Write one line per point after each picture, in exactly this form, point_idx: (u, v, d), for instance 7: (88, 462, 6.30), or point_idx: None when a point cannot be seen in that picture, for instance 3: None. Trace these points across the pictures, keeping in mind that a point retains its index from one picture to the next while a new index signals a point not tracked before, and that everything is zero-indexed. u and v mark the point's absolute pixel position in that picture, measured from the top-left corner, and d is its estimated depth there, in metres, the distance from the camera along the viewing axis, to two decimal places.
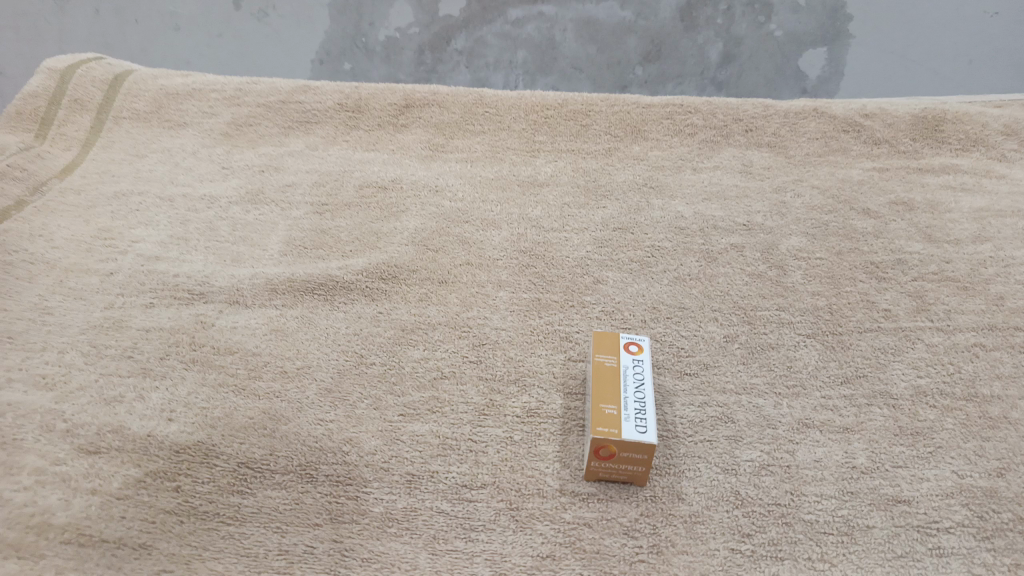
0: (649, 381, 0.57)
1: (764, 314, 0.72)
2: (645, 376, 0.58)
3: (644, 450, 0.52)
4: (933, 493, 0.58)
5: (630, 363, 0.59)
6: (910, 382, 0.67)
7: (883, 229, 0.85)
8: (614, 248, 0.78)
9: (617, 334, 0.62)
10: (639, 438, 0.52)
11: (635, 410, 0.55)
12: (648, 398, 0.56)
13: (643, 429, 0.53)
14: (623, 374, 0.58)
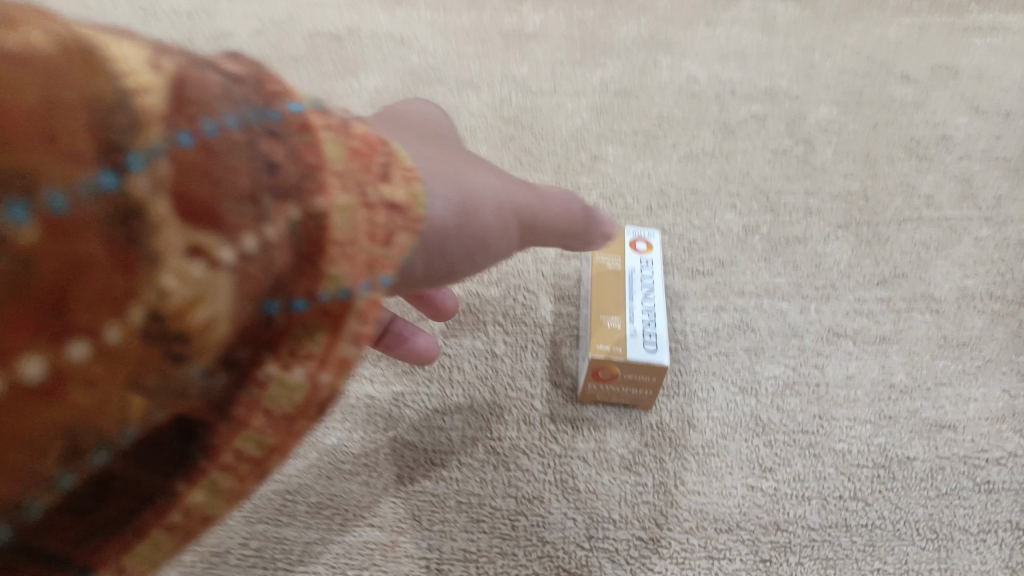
0: (660, 292, 0.47)
1: (790, 200, 0.61)
2: (654, 283, 0.48)
3: (653, 373, 0.43)
4: (981, 417, 0.49)
5: (638, 265, 0.49)
6: (956, 284, 0.57)
7: (925, 97, 0.72)
8: (614, 118, 0.66)
9: (624, 230, 0.51)
10: (648, 358, 0.43)
11: (642, 323, 0.45)
12: (658, 309, 0.46)
13: (652, 347, 0.44)
14: (629, 279, 0.48)
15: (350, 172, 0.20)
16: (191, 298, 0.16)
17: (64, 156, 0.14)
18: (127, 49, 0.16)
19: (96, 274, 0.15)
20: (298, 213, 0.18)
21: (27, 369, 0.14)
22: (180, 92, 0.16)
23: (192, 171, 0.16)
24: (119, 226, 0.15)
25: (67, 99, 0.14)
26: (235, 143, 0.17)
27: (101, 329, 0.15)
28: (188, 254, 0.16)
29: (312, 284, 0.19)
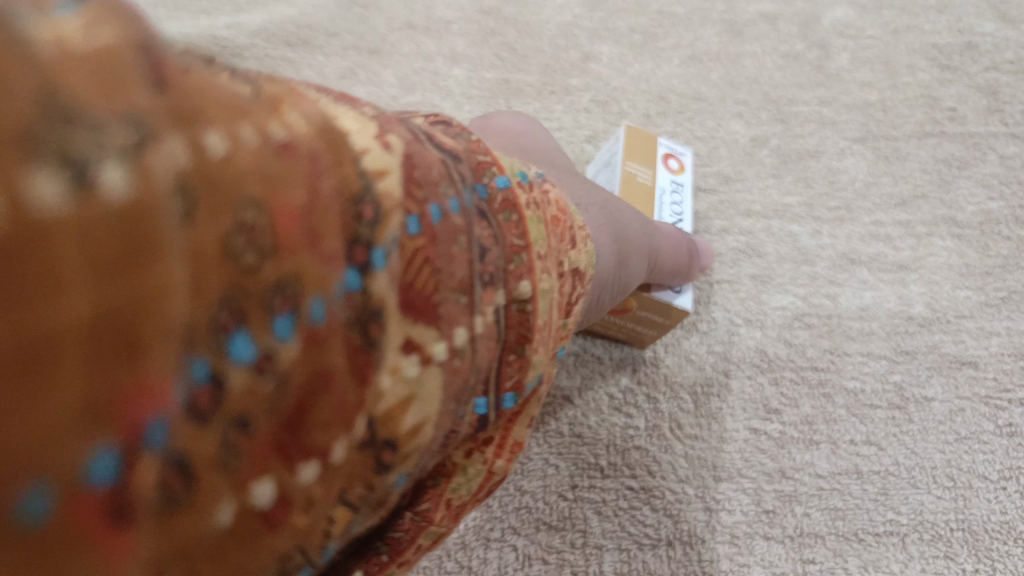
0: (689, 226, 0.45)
1: (802, 110, 0.55)
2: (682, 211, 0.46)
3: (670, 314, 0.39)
4: (1004, 353, 0.45)
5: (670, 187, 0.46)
6: (979, 207, 0.51)
7: (948, 1, 0.62)
8: (609, 12, 0.58)
9: (656, 138, 0.47)
10: (676, 303, 0.39)
11: None
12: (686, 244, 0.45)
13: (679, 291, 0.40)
14: (658, 200, 0.45)
15: (547, 249, 0.21)
16: (401, 399, 0.16)
17: (325, 252, 0.13)
18: (357, 130, 0.15)
19: (335, 391, 0.14)
20: (502, 299, 0.19)
21: (259, 494, 0.13)
22: (413, 177, 0.16)
23: (417, 265, 0.15)
24: (360, 334, 0.14)
25: (325, 189, 0.13)
26: (454, 228, 0.17)
27: (330, 449, 0.14)
28: (402, 353, 0.15)
29: (520, 378, 0.21)
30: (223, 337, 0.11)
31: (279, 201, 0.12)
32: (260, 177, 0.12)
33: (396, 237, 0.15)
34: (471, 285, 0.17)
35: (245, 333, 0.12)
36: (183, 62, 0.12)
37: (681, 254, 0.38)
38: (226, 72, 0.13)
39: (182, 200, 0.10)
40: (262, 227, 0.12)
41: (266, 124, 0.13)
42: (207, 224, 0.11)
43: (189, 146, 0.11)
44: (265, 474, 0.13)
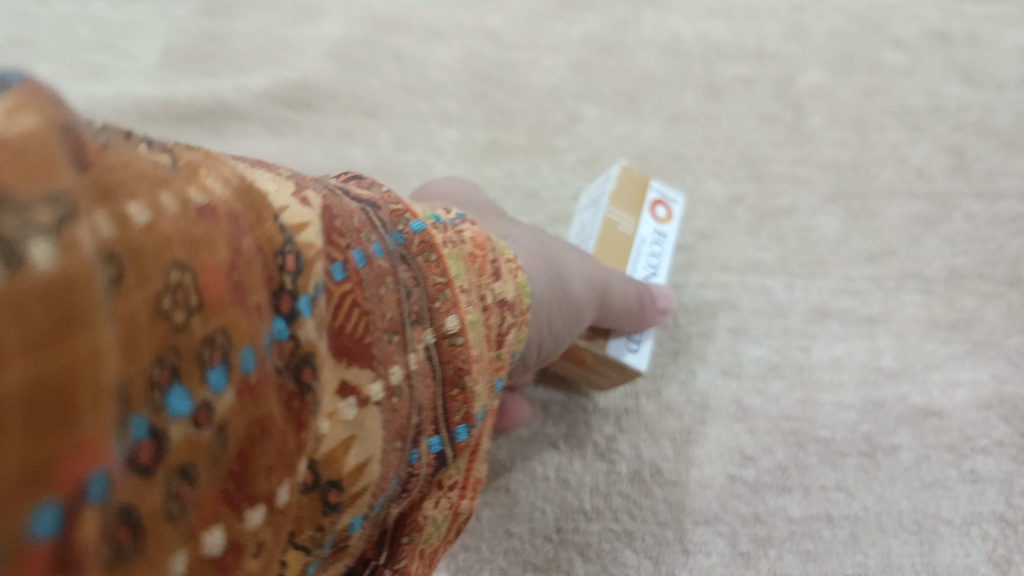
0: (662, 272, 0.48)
1: (777, 170, 0.58)
2: (659, 258, 0.49)
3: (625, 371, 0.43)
4: (970, 403, 0.47)
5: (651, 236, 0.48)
6: (945, 262, 0.54)
7: (916, 64, 0.63)
8: (594, 76, 0.62)
9: (649, 185, 0.49)
10: (629, 360, 0.43)
11: None
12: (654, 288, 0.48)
13: (634, 348, 0.44)
14: (636, 250, 0.48)
15: (468, 284, 0.27)
16: (343, 441, 0.21)
17: (259, 311, 0.17)
18: (284, 200, 0.20)
19: (277, 435, 0.18)
20: (430, 338, 0.25)
21: (210, 544, 0.17)
22: (337, 232, 0.22)
23: (347, 308, 0.21)
24: (298, 381, 0.19)
25: (255, 255, 0.18)
26: (378, 271, 0.23)
27: (274, 494, 0.18)
28: (339, 393, 0.21)
29: (469, 413, 0.27)
30: (163, 395, 0.15)
31: (205, 263, 0.16)
32: (183, 241, 0.15)
33: (323, 283, 0.20)
34: (401, 326, 0.23)
35: (182, 387, 0.15)
36: (103, 146, 0.14)
37: (632, 300, 0.42)
38: (144, 144, 0.16)
39: (112, 268, 0.13)
40: (189, 285, 0.15)
41: (187, 189, 0.16)
42: (136, 290, 0.14)
43: (114, 218, 0.14)
44: (216, 521, 0.17)
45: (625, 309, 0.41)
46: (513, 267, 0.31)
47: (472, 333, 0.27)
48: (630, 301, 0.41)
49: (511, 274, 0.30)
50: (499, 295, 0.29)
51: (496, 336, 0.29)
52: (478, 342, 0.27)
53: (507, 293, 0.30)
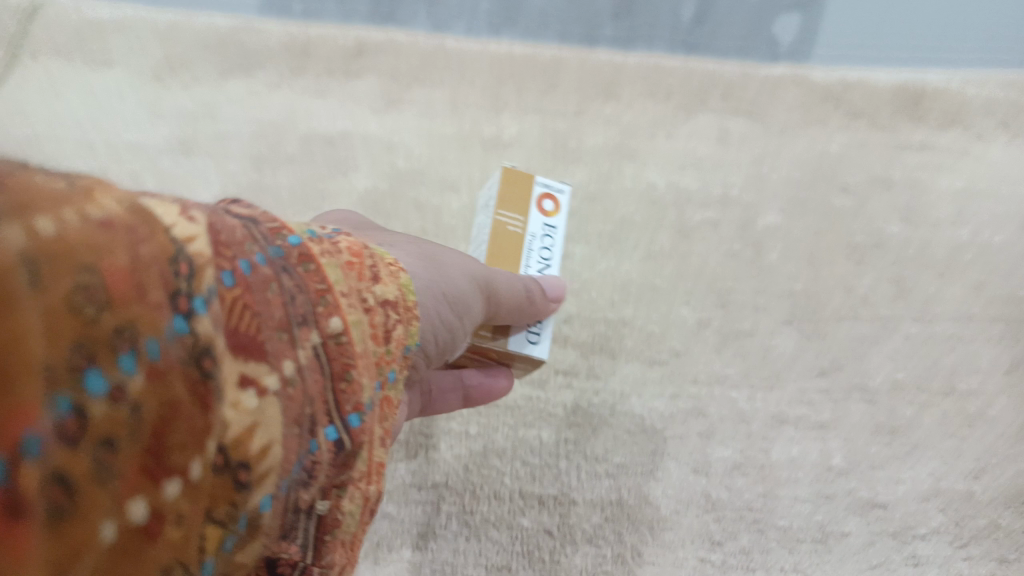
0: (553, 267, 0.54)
1: (739, 298, 0.67)
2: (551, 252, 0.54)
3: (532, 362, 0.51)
4: (911, 499, 0.57)
5: (540, 233, 0.53)
6: (888, 375, 0.63)
7: (862, 209, 0.78)
8: (581, 221, 0.74)
9: (535, 184, 0.53)
10: (530, 352, 0.50)
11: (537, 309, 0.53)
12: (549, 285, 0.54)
13: (536, 340, 0.51)
14: (527, 246, 0.53)
15: (346, 287, 0.31)
16: (246, 427, 0.22)
17: (157, 309, 0.20)
18: (162, 208, 0.22)
19: (184, 415, 0.20)
20: (316, 337, 0.28)
21: (136, 512, 0.19)
22: (221, 245, 0.24)
23: (240, 308, 0.23)
24: (201, 370, 0.21)
25: (151, 264, 0.20)
26: (264, 276, 0.25)
27: (188, 469, 0.20)
28: (239, 385, 0.22)
29: (355, 402, 0.29)
30: (79, 377, 0.17)
31: (106, 268, 0.18)
32: (85, 247, 0.18)
33: (215, 288, 0.23)
34: (288, 324, 0.26)
35: (98, 372, 0.18)
36: (18, 182, 0.18)
37: (520, 296, 0.48)
38: (45, 176, 0.20)
39: (28, 271, 0.17)
40: (95, 285, 0.18)
41: (83, 207, 0.19)
42: (52, 287, 0.17)
43: (25, 232, 0.17)
44: (139, 494, 0.19)
45: (517, 305, 0.47)
46: (387, 271, 0.36)
47: (355, 330, 0.30)
48: (519, 297, 0.47)
49: (382, 280, 0.35)
50: (377, 293, 0.34)
51: (380, 332, 0.33)
52: (360, 338, 0.31)
53: (386, 294, 0.35)
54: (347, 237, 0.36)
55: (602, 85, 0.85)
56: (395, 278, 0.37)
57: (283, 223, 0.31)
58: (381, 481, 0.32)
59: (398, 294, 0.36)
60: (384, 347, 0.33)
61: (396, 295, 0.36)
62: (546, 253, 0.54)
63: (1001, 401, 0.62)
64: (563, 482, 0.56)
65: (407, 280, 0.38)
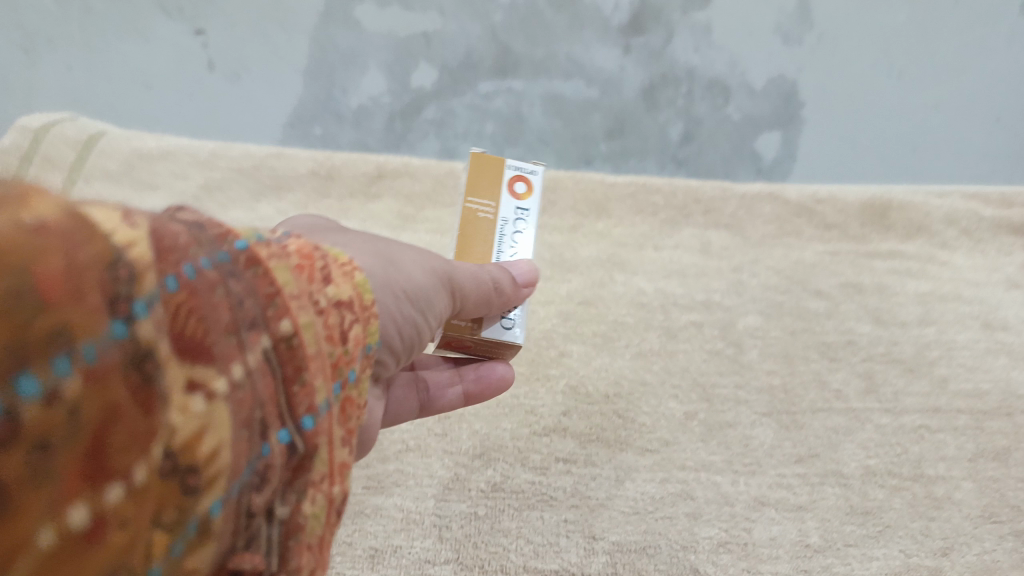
0: (527, 242, 0.60)
1: (722, 392, 0.75)
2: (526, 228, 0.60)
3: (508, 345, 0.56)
4: (882, 572, 0.62)
5: (513, 213, 0.59)
6: (861, 462, 0.70)
7: (835, 309, 0.85)
8: (577, 322, 0.81)
9: (506, 169, 0.60)
10: (507, 336, 0.56)
11: None
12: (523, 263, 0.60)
13: (510, 327, 0.56)
14: (501, 225, 0.59)
15: (298, 290, 0.33)
16: (195, 429, 0.24)
17: (96, 318, 0.22)
18: (106, 219, 0.24)
19: (125, 418, 0.22)
20: (268, 341, 0.29)
21: (74, 517, 0.21)
22: (165, 250, 0.25)
23: (185, 312, 0.25)
24: (143, 373, 0.23)
25: (91, 273, 0.22)
26: (211, 280, 0.27)
27: (131, 473, 0.22)
28: (186, 389, 0.24)
29: (310, 402, 0.31)
30: (12, 382, 0.20)
31: (41, 275, 0.20)
32: (21, 262, 0.20)
33: (158, 292, 0.24)
34: (237, 328, 0.28)
35: (32, 376, 0.20)
36: None
37: (487, 288, 0.52)
38: None
39: None
40: (28, 292, 0.20)
41: (22, 215, 0.21)
42: None
43: None
44: (78, 499, 0.21)
45: (483, 294, 0.52)
46: (338, 272, 0.38)
47: (307, 333, 0.32)
48: (483, 289, 0.52)
49: (332, 284, 0.37)
50: (330, 296, 0.36)
51: (335, 336, 0.35)
52: (313, 341, 0.32)
53: (338, 295, 0.37)
54: (298, 241, 0.37)
55: (595, 204, 0.96)
56: (347, 278, 0.39)
57: (233, 228, 0.32)
58: (343, 482, 0.34)
59: (351, 293, 0.38)
60: (339, 349, 0.35)
61: (349, 296, 0.38)
62: (517, 236, 0.59)
63: (965, 485, 0.69)
64: (563, 558, 0.61)
65: (362, 278, 0.41)
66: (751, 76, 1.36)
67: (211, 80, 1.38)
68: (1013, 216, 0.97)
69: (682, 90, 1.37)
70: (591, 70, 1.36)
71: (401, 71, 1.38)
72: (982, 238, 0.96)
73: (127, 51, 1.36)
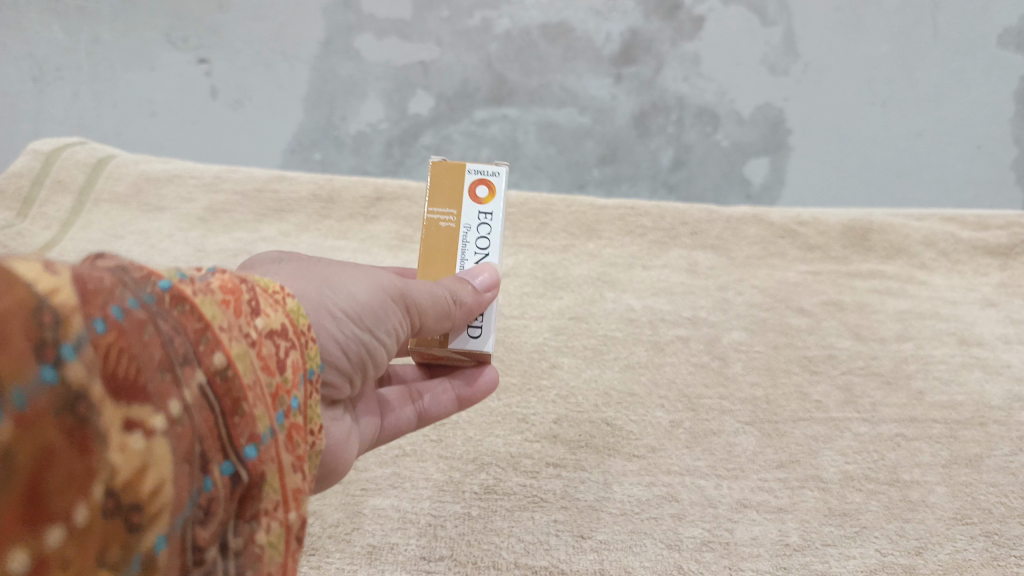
0: (493, 249, 0.59)
1: (707, 402, 0.79)
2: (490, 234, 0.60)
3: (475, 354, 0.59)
4: (858, 569, 0.66)
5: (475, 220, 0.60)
6: (839, 468, 0.74)
7: (817, 326, 0.89)
8: (568, 336, 0.85)
9: (467, 175, 0.60)
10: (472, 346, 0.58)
11: None
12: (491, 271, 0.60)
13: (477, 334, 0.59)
14: (462, 236, 0.60)
15: (223, 325, 0.36)
16: (136, 469, 0.27)
17: (23, 362, 0.24)
18: (29, 268, 0.26)
19: (60, 461, 0.25)
20: (201, 376, 0.33)
21: (16, 562, 0.24)
22: (90, 294, 0.28)
23: (116, 352, 0.28)
24: (76, 415, 0.26)
25: (14, 321, 0.24)
26: (137, 319, 0.30)
27: (72, 514, 0.25)
28: (123, 429, 0.27)
29: (252, 430, 0.34)
30: None
31: None
32: None
33: (86, 336, 0.27)
34: (170, 367, 0.31)
35: None
36: None
37: (443, 300, 0.53)
38: None
39: None
40: None
41: None
42: None
43: None
44: (17, 546, 0.24)
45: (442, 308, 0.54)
46: (267, 300, 0.41)
47: (239, 363, 0.35)
48: (443, 304, 0.53)
49: (259, 316, 0.39)
50: (259, 327, 0.38)
51: (271, 363, 0.38)
52: (246, 370, 0.36)
53: (269, 323, 0.39)
54: (224, 273, 0.39)
55: (585, 226, 0.99)
56: (279, 305, 0.41)
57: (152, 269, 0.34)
58: (299, 506, 0.38)
59: (284, 320, 0.41)
60: (278, 378, 0.39)
61: (281, 323, 0.41)
62: (481, 243, 0.60)
63: (939, 490, 0.72)
64: (552, 555, 0.65)
65: (294, 303, 0.44)
66: (739, 104, 1.42)
67: (213, 106, 1.43)
68: (989, 238, 1.01)
69: (672, 117, 1.42)
70: (585, 98, 1.42)
71: (400, 99, 1.43)
72: (960, 259, 1.00)
73: (133, 79, 1.43)
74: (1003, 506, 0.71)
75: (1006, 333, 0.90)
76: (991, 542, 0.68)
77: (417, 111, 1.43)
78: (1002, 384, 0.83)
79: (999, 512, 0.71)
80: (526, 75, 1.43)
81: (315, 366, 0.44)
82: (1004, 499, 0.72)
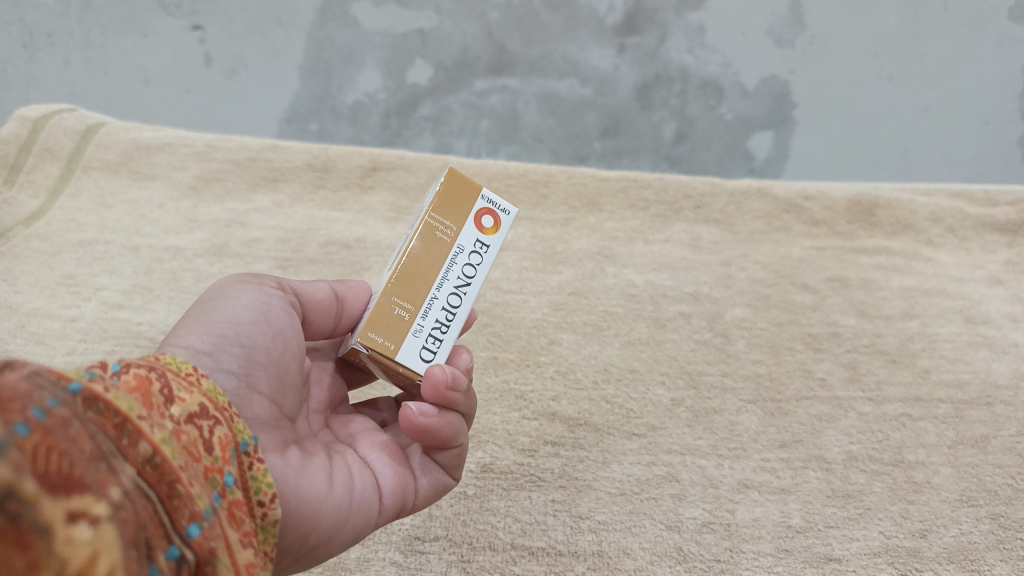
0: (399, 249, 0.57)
1: (709, 379, 0.77)
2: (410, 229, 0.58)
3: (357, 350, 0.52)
4: (861, 552, 0.65)
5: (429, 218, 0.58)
6: (843, 448, 0.72)
7: (821, 303, 0.87)
8: (568, 312, 0.84)
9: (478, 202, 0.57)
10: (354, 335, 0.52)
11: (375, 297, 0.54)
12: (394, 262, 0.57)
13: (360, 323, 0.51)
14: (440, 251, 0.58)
15: (141, 413, 0.33)
16: (88, 557, 0.24)
17: None
18: None
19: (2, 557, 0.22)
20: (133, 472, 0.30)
21: None
22: (6, 401, 0.24)
23: (45, 451, 0.25)
24: (8, 514, 0.22)
25: None
26: (61, 418, 0.27)
27: None
28: (68, 521, 0.24)
29: (193, 507, 0.32)
30: None
31: None
32: None
33: (10, 439, 0.23)
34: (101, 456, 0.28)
35: None
36: None
37: (322, 293, 0.55)
38: None
39: None
40: None
41: None
42: None
43: None
44: None
45: (325, 297, 0.55)
46: (181, 383, 0.39)
47: (166, 448, 0.33)
48: (306, 281, 0.55)
49: (175, 403, 0.37)
50: (175, 414, 0.36)
51: (196, 447, 0.36)
52: (175, 455, 0.33)
53: (186, 408, 0.37)
54: (128, 364, 0.37)
55: (586, 197, 0.97)
56: (194, 387, 0.39)
57: (60, 369, 0.30)
58: None
59: (202, 400, 0.39)
60: (205, 459, 0.36)
61: (199, 404, 0.38)
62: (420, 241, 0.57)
63: (944, 471, 0.71)
64: (549, 536, 0.64)
65: (210, 384, 0.42)
66: (743, 78, 1.38)
67: (208, 75, 1.39)
68: (997, 215, 0.98)
69: (674, 90, 1.38)
70: (586, 69, 1.38)
71: (398, 69, 1.39)
72: (966, 235, 0.97)
73: (126, 46, 1.38)
74: (1009, 488, 0.70)
75: (1013, 311, 0.88)
76: (996, 524, 0.67)
77: (415, 81, 1.39)
78: (1008, 363, 0.81)
79: (1005, 493, 0.69)
80: (526, 45, 1.39)
81: (249, 439, 0.41)
82: (1011, 480, 0.70)
